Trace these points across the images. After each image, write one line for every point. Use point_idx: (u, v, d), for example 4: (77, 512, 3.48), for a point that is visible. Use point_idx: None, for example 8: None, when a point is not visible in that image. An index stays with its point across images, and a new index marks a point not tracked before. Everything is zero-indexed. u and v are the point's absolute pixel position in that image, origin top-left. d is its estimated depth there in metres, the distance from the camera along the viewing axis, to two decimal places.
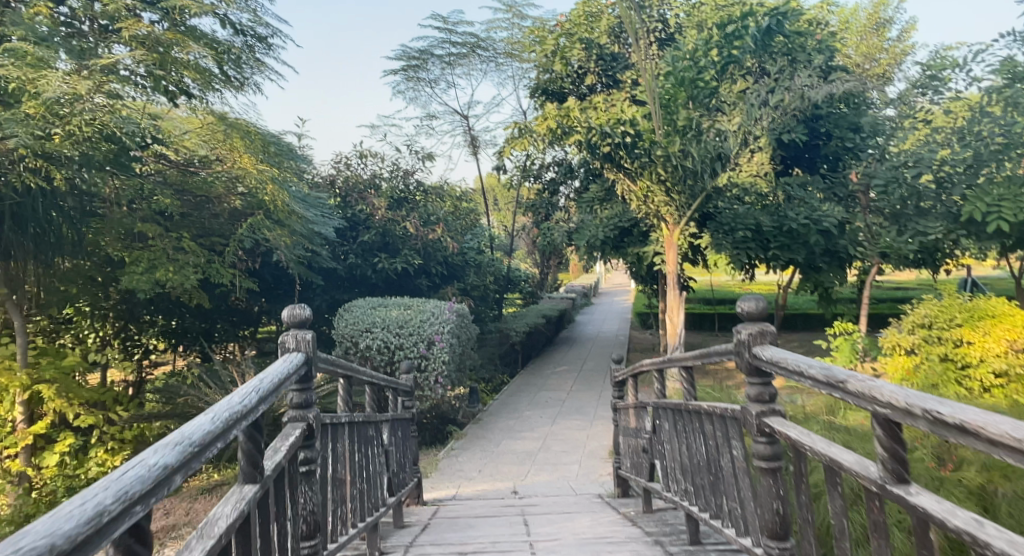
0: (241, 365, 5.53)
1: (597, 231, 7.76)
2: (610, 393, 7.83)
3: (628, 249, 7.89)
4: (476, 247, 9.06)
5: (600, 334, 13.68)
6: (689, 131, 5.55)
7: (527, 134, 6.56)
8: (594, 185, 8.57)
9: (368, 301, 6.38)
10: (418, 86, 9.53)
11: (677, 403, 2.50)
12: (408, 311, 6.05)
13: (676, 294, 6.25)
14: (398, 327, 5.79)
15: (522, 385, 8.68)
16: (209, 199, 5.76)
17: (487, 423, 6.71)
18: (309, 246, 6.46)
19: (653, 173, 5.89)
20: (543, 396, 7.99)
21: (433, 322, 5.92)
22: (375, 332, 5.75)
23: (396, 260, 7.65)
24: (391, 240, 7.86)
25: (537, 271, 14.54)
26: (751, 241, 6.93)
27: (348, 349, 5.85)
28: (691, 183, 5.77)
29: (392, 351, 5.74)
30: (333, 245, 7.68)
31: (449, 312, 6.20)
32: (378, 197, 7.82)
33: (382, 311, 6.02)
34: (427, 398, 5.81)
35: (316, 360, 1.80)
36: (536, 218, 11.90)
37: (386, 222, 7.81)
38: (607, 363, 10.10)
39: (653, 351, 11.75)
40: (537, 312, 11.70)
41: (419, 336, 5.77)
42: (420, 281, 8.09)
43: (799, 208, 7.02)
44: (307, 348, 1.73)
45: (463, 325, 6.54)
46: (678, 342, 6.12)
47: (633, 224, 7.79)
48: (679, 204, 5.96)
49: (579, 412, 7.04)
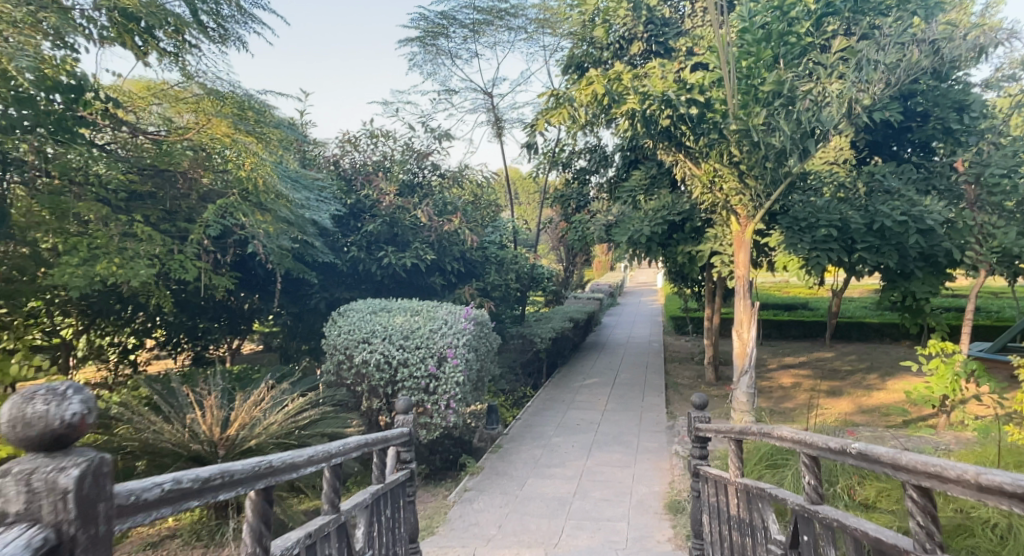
0: (205, 382, 4.43)
1: (641, 226, 6.58)
2: (652, 417, 6.69)
3: (677, 247, 6.69)
4: (499, 241, 7.94)
5: (631, 339, 12.50)
6: (779, 98, 4.37)
7: (565, 103, 5.09)
8: (637, 172, 7.39)
9: (369, 304, 5.31)
10: (438, 59, 8.44)
11: (885, 538, 1.35)
12: (415, 319, 4.98)
13: (747, 305, 5.00)
14: (403, 338, 4.71)
15: (548, 401, 7.54)
16: (175, 173, 4.68)
17: (508, 452, 5.60)
18: (300, 234, 5.40)
19: (724, 154, 4.78)
20: (573, 415, 6.87)
21: (446, 332, 4.83)
22: (374, 343, 4.67)
23: (406, 254, 6.56)
24: (400, 231, 6.78)
25: (561, 269, 13.39)
26: (833, 239, 5.71)
27: (342, 363, 4.78)
28: (770, 166, 4.58)
29: (394, 368, 4.65)
30: (333, 235, 6.61)
31: (467, 321, 5.11)
32: (386, 180, 6.74)
33: (384, 318, 4.95)
34: (436, 425, 4.70)
35: (108, 504, 0.96)
36: (565, 211, 10.75)
37: (395, 210, 6.71)
38: (643, 376, 8.95)
39: (691, 360, 10.57)
40: (563, 315, 10.54)
41: (428, 349, 4.68)
42: (434, 279, 6.99)
43: (893, 201, 5.77)
44: (62, 494, 0.89)
45: (482, 335, 5.44)
46: (748, 364, 4.95)
47: (685, 217, 6.59)
48: (752, 192, 4.76)
49: (618, 442, 5.89)
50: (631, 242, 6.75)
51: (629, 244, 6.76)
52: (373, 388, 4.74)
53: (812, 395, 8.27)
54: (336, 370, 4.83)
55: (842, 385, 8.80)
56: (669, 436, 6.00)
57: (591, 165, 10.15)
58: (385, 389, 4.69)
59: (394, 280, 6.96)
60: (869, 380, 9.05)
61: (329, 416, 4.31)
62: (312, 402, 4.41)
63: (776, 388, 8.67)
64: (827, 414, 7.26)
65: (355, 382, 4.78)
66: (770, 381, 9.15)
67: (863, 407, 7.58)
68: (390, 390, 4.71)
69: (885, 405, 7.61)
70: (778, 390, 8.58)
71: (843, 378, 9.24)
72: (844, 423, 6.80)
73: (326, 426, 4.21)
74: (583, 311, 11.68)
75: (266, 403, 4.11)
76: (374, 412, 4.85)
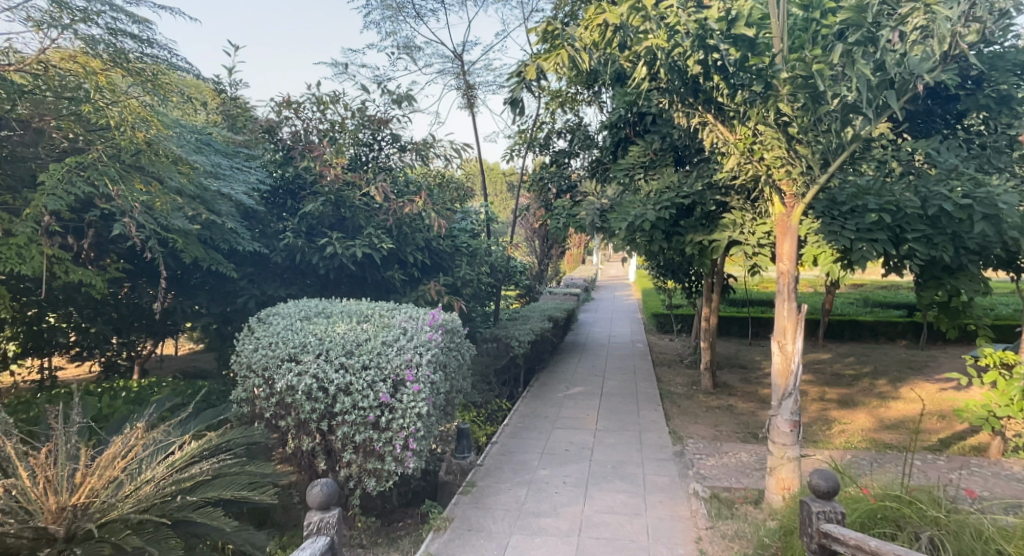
0: (54, 418, 3.10)
1: (644, 210, 5.44)
2: (655, 440, 5.59)
3: (685, 236, 5.56)
4: (470, 229, 6.71)
5: (612, 339, 11.38)
6: (855, 33, 3.23)
7: (563, 43, 3.83)
8: (634, 147, 6.24)
9: (301, 306, 4.03)
10: (398, 14, 7.15)
11: None
12: (363, 327, 3.76)
13: (791, 311, 3.89)
14: (343, 355, 3.48)
15: (528, 418, 6.37)
16: (12, 121, 3.22)
17: (484, 495, 4.44)
18: (207, 211, 4.06)
19: (770, 113, 3.61)
20: (559, 438, 5.72)
21: (402, 345, 3.62)
22: (306, 361, 3.42)
23: (354, 240, 5.26)
24: (348, 213, 5.46)
25: (534, 262, 12.21)
26: (882, 226, 4.67)
27: (259, 390, 3.52)
28: (833, 127, 3.47)
29: (331, 397, 3.42)
30: (261, 216, 5.26)
31: (434, 329, 3.91)
32: (331, 150, 5.41)
33: (320, 326, 3.70)
34: (389, 473, 3.50)
35: None
36: (543, 196, 9.56)
37: (342, 187, 5.38)
38: (634, 385, 7.87)
39: (681, 363, 9.55)
40: (541, 313, 9.39)
41: (379, 370, 3.46)
42: (391, 273, 5.69)
43: (951, 181, 4.73)
44: None
45: (452, 348, 4.24)
46: (792, 386, 3.87)
47: (695, 200, 5.49)
48: (804, 163, 3.61)
49: (619, 476, 4.77)
50: (629, 230, 5.60)
51: (628, 233, 5.61)
52: (303, 422, 3.51)
53: (824, 406, 7.29)
54: (251, 397, 3.56)
55: (854, 393, 7.87)
56: (679, 467, 4.89)
57: (572, 147, 9.01)
58: (321, 424, 3.46)
59: (340, 274, 5.65)
60: (881, 387, 8.14)
61: (237, 469, 3.10)
62: (211, 447, 3.16)
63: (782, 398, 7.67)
64: (849, 431, 6.27)
65: (278, 413, 3.53)
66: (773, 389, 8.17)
67: (886, 422, 6.63)
68: (328, 424, 3.49)
69: (911, 420, 6.67)
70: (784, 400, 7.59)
71: (850, 384, 8.33)
72: (875, 444, 5.80)
73: (228, 485, 2.96)
74: (561, 309, 10.56)
75: (142, 455, 2.85)
76: (307, 454, 3.61)
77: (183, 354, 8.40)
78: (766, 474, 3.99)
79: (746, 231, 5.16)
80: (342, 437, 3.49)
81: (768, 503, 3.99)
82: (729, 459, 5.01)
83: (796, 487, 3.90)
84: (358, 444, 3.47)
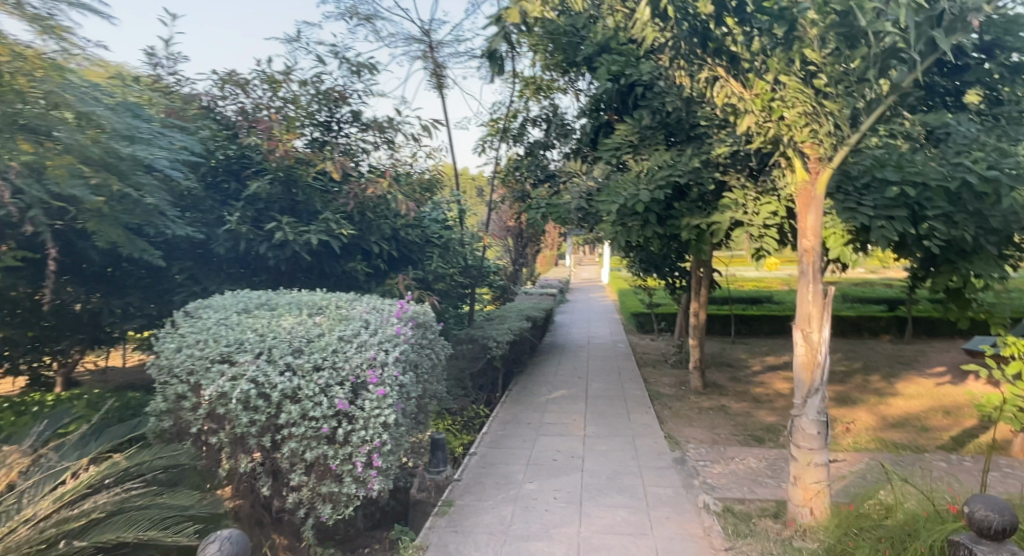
0: None
1: (637, 190, 4.92)
2: (651, 446, 5.04)
3: (681, 220, 5.05)
4: (442, 220, 6.10)
5: (592, 340, 10.84)
6: None
7: None
8: (619, 127, 5.73)
9: (240, 298, 3.35)
10: None
11: None
12: (316, 320, 3.11)
13: (817, 295, 3.35)
14: (290, 354, 2.83)
15: (509, 425, 5.77)
16: None
17: (463, 516, 3.81)
18: (121, 185, 3.37)
19: (793, 60, 3.09)
20: (545, 446, 5.13)
21: (363, 340, 2.98)
22: (242, 363, 2.76)
23: (309, 226, 4.59)
24: (302, 196, 4.80)
25: (509, 262, 11.63)
26: (901, 202, 4.23)
27: (184, 400, 2.83)
28: (869, 75, 2.97)
29: (274, 406, 2.76)
30: (199, 199, 4.57)
31: (402, 322, 3.29)
32: (280, 124, 4.74)
33: (262, 320, 3.04)
34: (348, 498, 2.86)
35: None
36: (518, 189, 8.99)
37: (293, 165, 4.71)
38: (622, 387, 7.32)
39: (666, 363, 9.06)
40: (518, 313, 8.81)
41: (334, 372, 2.82)
42: (353, 265, 5.01)
43: (972, 152, 4.28)
44: None
45: (424, 345, 3.62)
46: (819, 381, 3.34)
47: (692, 180, 4.99)
48: (833, 121, 3.11)
49: (616, 489, 4.20)
50: (620, 214, 5.06)
51: (618, 217, 5.07)
52: (240, 438, 2.83)
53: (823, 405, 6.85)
54: (173, 408, 2.86)
55: (850, 390, 7.47)
56: (683, 476, 4.35)
57: (548, 136, 8.47)
58: (262, 439, 2.79)
59: (294, 266, 4.96)
60: (877, 384, 7.76)
61: (147, 500, 2.42)
62: (117, 474, 2.50)
63: (777, 397, 7.22)
64: (855, 431, 5.82)
65: (208, 427, 2.85)
66: (765, 388, 7.72)
67: (890, 420, 6.21)
68: (272, 439, 2.83)
69: (916, 417, 6.26)
70: (780, 400, 7.14)
71: (844, 382, 7.93)
72: (886, 443, 5.35)
73: (134, 523, 2.30)
74: (539, 309, 10.00)
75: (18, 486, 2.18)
76: (247, 476, 2.94)
77: (127, 365, 7.60)
78: (790, 485, 3.47)
79: (749, 211, 4.65)
80: (289, 455, 2.82)
81: (792, 518, 3.48)
82: (737, 466, 4.48)
83: (826, 498, 3.38)
84: (309, 462, 2.82)
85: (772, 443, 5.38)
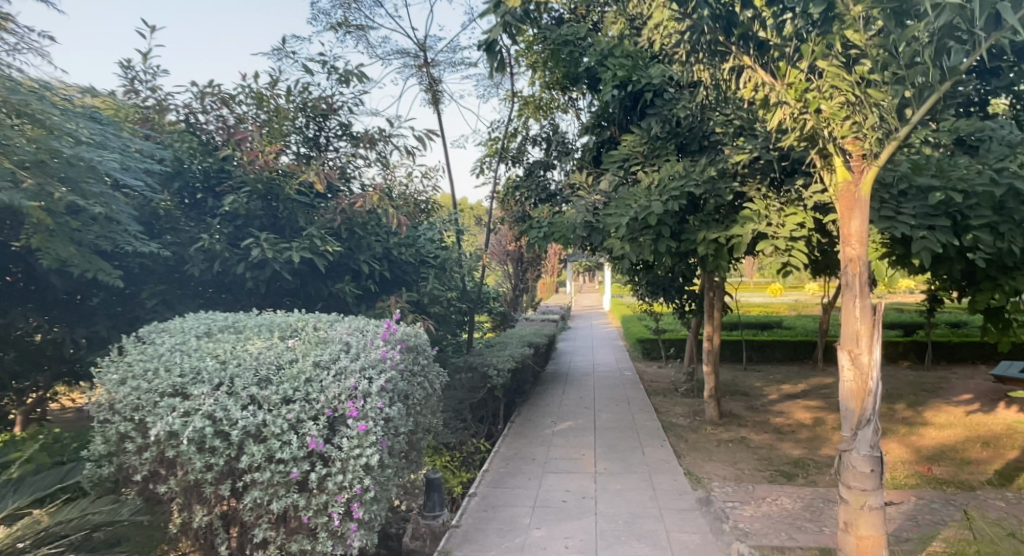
0: None
1: (648, 202, 4.54)
2: (670, 484, 4.55)
3: (697, 234, 4.66)
4: (437, 239, 5.70)
5: (598, 368, 10.35)
6: None
7: None
8: (627, 139, 5.38)
9: (202, 320, 2.93)
10: None
11: None
12: (290, 343, 2.69)
13: (867, 312, 2.91)
14: (256, 383, 2.39)
15: (512, 461, 5.28)
16: None
17: None
18: (65, 194, 3.07)
19: (832, 43, 2.76)
20: (553, 484, 4.64)
21: (342, 365, 2.54)
22: (198, 396, 2.31)
23: (291, 243, 4.19)
24: (284, 211, 4.42)
25: (510, 288, 11.22)
26: (943, 211, 3.83)
27: (128, 440, 2.39)
28: (920, 59, 2.63)
29: (234, 446, 2.31)
30: (171, 216, 4.18)
31: (389, 344, 2.85)
32: (259, 134, 4.36)
33: (226, 344, 2.61)
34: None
35: None
36: (518, 211, 8.63)
37: (274, 178, 4.34)
38: (633, 418, 6.83)
39: (677, 392, 8.57)
40: (519, 340, 8.35)
41: (306, 404, 2.38)
42: (340, 285, 4.57)
43: (1017, 156, 3.90)
44: None
45: (416, 372, 3.18)
46: (870, 410, 2.90)
47: (708, 191, 4.61)
48: (879, 112, 2.76)
49: (635, 535, 3.70)
50: (630, 229, 4.67)
51: (628, 232, 4.67)
52: (195, 486, 2.38)
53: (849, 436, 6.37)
54: (115, 451, 2.41)
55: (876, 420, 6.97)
56: (709, 519, 3.86)
57: (548, 155, 8.16)
58: (220, 487, 2.34)
59: (276, 287, 4.54)
60: (904, 413, 7.26)
61: None
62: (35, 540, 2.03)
63: (798, 428, 6.73)
64: (889, 464, 5.32)
65: (157, 473, 2.40)
66: (785, 418, 7.23)
67: (926, 452, 5.71)
68: (234, 487, 2.38)
69: (953, 449, 5.77)
70: (802, 430, 6.65)
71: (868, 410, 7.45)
72: (927, 478, 4.86)
73: None
74: (542, 336, 9.54)
75: None
76: (203, 531, 2.47)
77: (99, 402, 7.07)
78: (840, 532, 3.01)
79: (774, 223, 4.24)
80: (253, 506, 2.37)
81: None
82: (769, 508, 4.00)
83: (883, 548, 2.91)
84: (276, 514, 2.36)
85: (802, 480, 4.89)
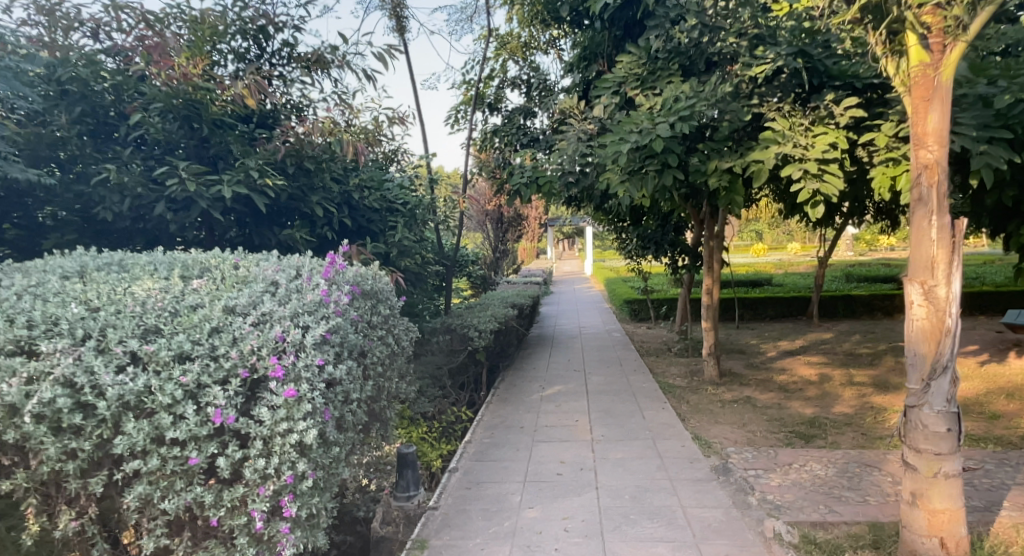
0: None
1: (652, 123, 3.84)
2: (679, 451, 3.98)
3: (707, 163, 4.00)
4: (406, 184, 4.96)
5: (585, 330, 9.77)
6: None
7: None
8: (621, 59, 4.65)
9: (81, 260, 2.19)
10: None
11: None
12: (196, 283, 1.98)
13: (945, 232, 2.29)
14: (138, 335, 1.69)
15: (497, 431, 4.67)
16: None
17: None
18: None
19: None
20: (545, 455, 4.04)
21: (263, 309, 1.85)
22: (50, 354, 1.61)
23: (222, 176, 3.45)
24: (215, 142, 3.64)
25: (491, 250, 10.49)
26: (1005, 121, 3.22)
27: None
28: None
29: (106, 424, 1.62)
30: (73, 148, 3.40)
31: (334, 285, 2.16)
32: (178, 44, 3.55)
33: (104, 285, 1.90)
34: None
35: None
36: (496, 161, 7.86)
37: (199, 100, 3.54)
38: (627, 380, 6.26)
39: (671, 352, 8.03)
40: (501, 301, 7.69)
41: (211, 365, 1.69)
42: (289, 231, 3.82)
43: None
44: None
45: (374, 324, 2.50)
46: (948, 354, 2.30)
47: (720, 112, 3.93)
48: None
49: (646, 513, 3.11)
50: (630, 158, 3.98)
51: (628, 162, 3.99)
52: (57, 480, 1.70)
53: (860, 392, 5.89)
54: None
55: (885, 375, 6.51)
56: (731, 492, 3.29)
57: (529, 99, 7.38)
58: (89, 483, 1.66)
59: (211, 234, 3.80)
60: None
61: None
62: None
63: (806, 385, 6.23)
64: None
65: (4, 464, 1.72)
66: (789, 375, 6.74)
67: None
68: (113, 480, 1.72)
69: (976, 402, 5.30)
70: (810, 388, 6.14)
71: (875, 365, 6.99)
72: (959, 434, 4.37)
73: None
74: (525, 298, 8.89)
75: None
76: (79, 540, 1.80)
77: None
78: (906, 506, 2.45)
79: (801, 144, 3.60)
80: (141, 505, 1.71)
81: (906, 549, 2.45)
82: (798, 475, 3.45)
83: (962, 524, 2.37)
84: (174, 516, 1.70)
85: (823, 442, 4.36)
